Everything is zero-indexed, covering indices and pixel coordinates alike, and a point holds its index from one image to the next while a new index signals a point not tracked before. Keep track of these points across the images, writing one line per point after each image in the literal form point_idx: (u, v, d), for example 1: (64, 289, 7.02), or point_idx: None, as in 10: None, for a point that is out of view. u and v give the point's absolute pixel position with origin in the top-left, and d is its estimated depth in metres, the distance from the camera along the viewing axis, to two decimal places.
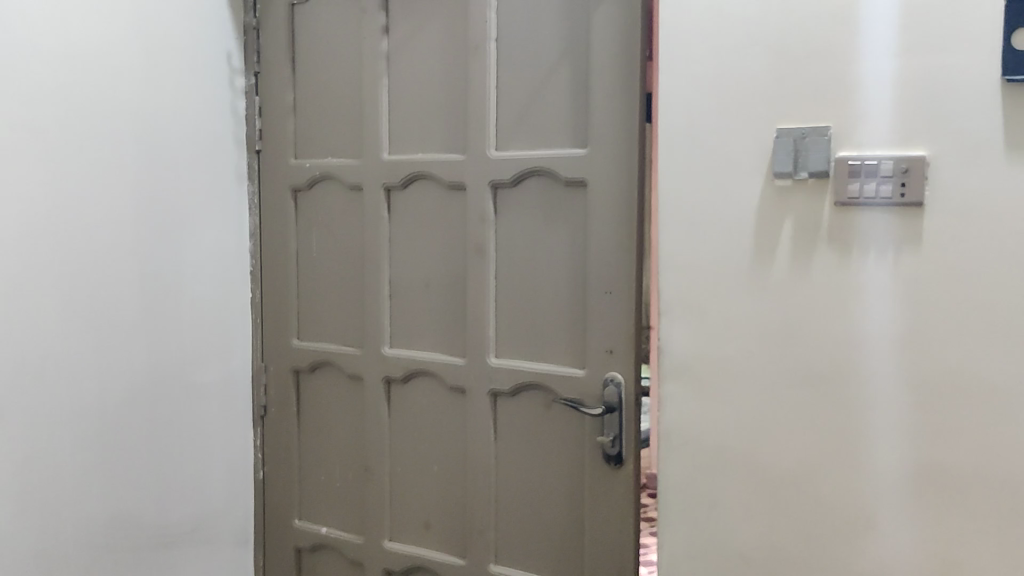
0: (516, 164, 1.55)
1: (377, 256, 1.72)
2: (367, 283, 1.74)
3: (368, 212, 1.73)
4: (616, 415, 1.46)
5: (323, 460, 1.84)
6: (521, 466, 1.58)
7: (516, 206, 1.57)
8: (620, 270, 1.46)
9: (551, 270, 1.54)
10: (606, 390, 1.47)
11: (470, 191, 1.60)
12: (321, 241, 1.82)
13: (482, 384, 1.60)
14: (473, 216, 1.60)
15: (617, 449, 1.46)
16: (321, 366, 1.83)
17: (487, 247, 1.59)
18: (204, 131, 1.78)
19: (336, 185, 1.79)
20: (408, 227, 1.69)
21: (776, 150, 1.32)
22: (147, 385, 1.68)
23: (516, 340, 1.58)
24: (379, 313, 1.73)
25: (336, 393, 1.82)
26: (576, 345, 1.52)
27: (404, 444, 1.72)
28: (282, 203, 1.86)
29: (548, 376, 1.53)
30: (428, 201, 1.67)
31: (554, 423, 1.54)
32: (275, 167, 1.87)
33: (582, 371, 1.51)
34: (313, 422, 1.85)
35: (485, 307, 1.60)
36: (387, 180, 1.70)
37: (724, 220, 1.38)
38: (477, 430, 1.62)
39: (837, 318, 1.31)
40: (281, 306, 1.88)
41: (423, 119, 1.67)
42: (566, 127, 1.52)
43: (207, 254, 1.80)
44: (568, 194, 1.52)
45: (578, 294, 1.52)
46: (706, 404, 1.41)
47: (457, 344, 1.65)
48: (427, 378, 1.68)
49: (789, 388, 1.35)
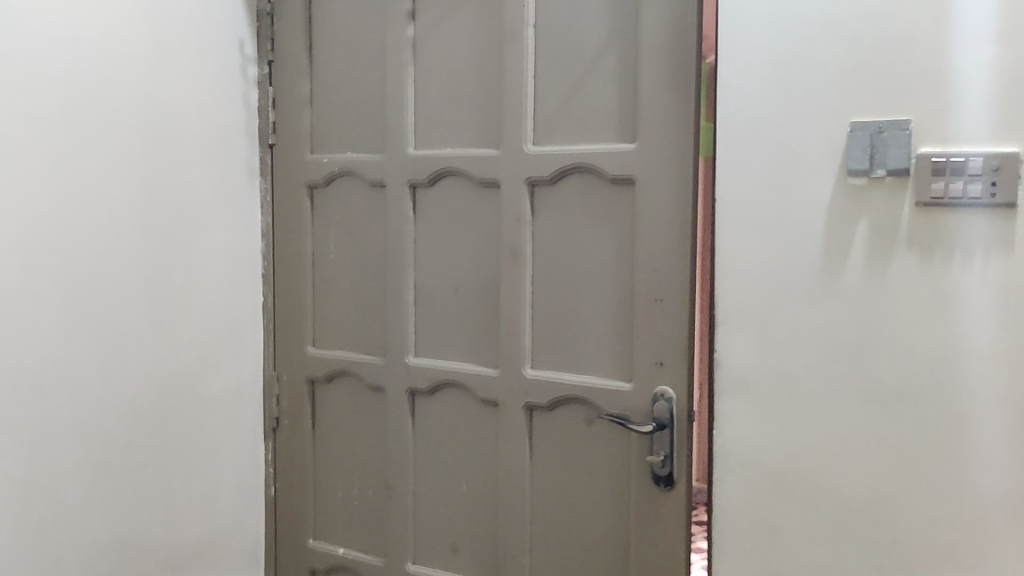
0: (556, 159, 1.43)
1: (402, 258, 1.60)
2: (391, 287, 1.62)
3: (392, 212, 1.61)
4: (667, 432, 1.35)
5: (340, 477, 1.72)
6: (559, 485, 1.47)
7: (556, 206, 1.45)
8: (672, 275, 1.34)
9: (593, 275, 1.42)
10: (655, 406, 1.36)
11: (504, 189, 1.48)
12: (339, 243, 1.70)
13: (516, 397, 1.49)
14: (507, 216, 1.48)
15: (667, 469, 1.35)
16: (338, 375, 1.71)
17: (523, 250, 1.47)
18: (214, 123, 1.66)
19: (357, 182, 1.67)
20: (435, 228, 1.58)
21: (851, 146, 1.21)
22: (154, 398, 1.56)
23: (554, 350, 1.46)
24: (403, 321, 1.61)
25: (354, 406, 1.70)
26: (622, 356, 1.41)
27: (429, 461, 1.60)
28: (297, 200, 1.74)
29: (590, 389, 1.42)
30: (457, 199, 1.55)
31: (597, 440, 1.43)
32: (289, 163, 1.75)
33: (628, 385, 1.39)
34: (330, 436, 1.73)
35: (521, 314, 1.48)
36: (413, 177, 1.58)
37: (790, 222, 1.26)
38: (511, 448, 1.50)
39: (918, 330, 1.20)
40: (296, 311, 1.76)
41: (452, 111, 1.55)
42: (611, 119, 1.40)
43: (217, 255, 1.68)
44: (614, 192, 1.40)
45: (624, 301, 1.40)
46: (767, 423, 1.29)
47: (489, 354, 1.53)
48: (455, 389, 1.57)
49: (861, 405, 1.23)
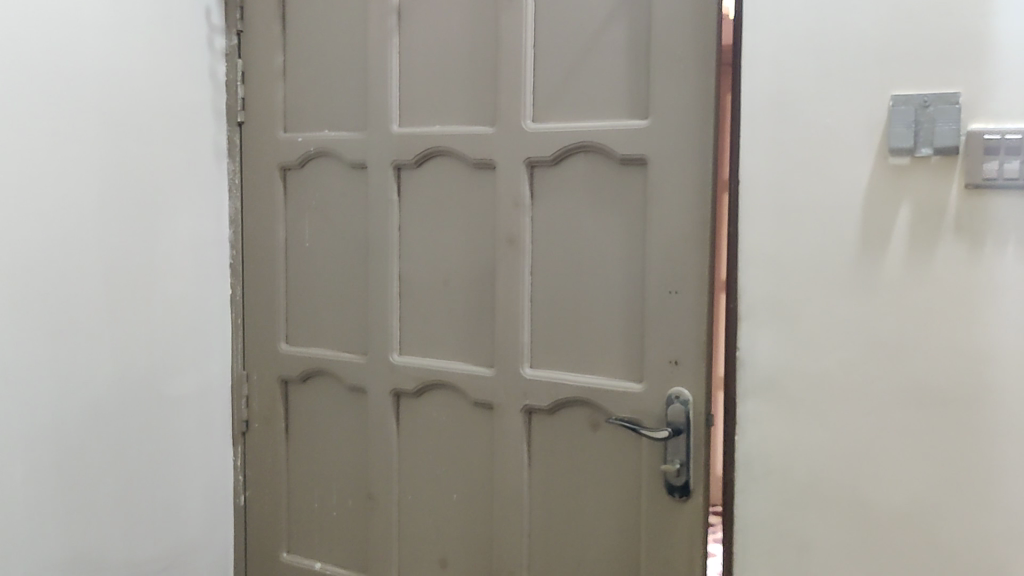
0: (558, 137, 1.30)
1: (386, 247, 1.46)
2: (373, 279, 1.48)
3: (373, 196, 1.47)
4: (683, 437, 1.23)
5: (315, 486, 1.58)
6: (561, 496, 1.34)
7: (557, 188, 1.32)
8: (690, 265, 1.22)
9: (599, 265, 1.29)
10: (670, 409, 1.23)
11: (501, 171, 1.35)
12: (315, 230, 1.55)
13: (514, 399, 1.35)
14: (503, 200, 1.35)
15: (683, 478, 1.23)
16: (314, 375, 1.57)
17: (522, 237, 1.34)
18: (178, 99, 1.51)
19: (336, 163, 1.52)
20: (422, 215, 1.44)
21: (893, 121, 1.09)
22: (113, 400, 1.41)
23: (555, 347, 1.33)
24: (387, 315, 1.47)
25: (332, 409, 1.55)
26: (632, 353, 1.28)
27: (415, 468, 1.47)
28: (268, 183, 1.59)
29: (596, 391, 1.29)
30: (447, 181, 1.41)
31: (603, 446, 1.30)
32: (260, 143, 1.60)
33: (639, 386, 1.26)
34: (303, 441, 1.59)
35: (519, 308, 1.34)
36: (398, 158, 1.44)
37: (823, 207, 1.14)
38: (507, 455, 1.37)
39: (966, 327, 1.08)
40: (266, 305, 1.61)
41: (441, 85, 1.41)
42: (620, 92, 1.27)
43: (182, 243, 1.53)
44: (623, 173, 1.27)
45: (635, 294, 1.27)
46: (796, 428, 1.17)
47: (482, 352, 1.39)
48: (445, 390, 1.43)
49: (902, 409, 1.11)
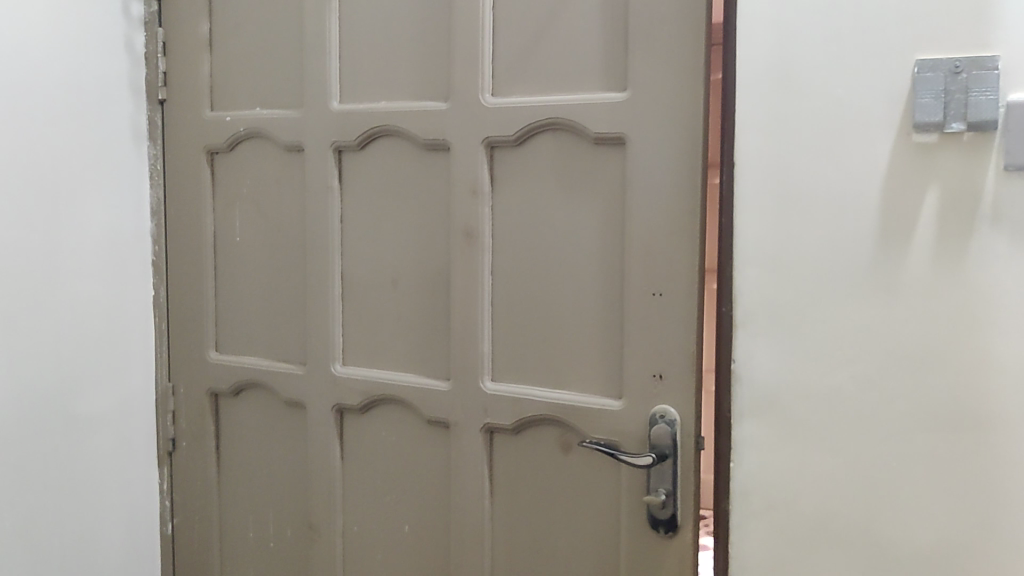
0: (522, 113, 1.12)
1: (325, 242, 1.27)
2: (311, 278, 1.29)
3: (310, 184, 1.28)
4: (670, 463, 1.05)
5: (249, 514, 1.39)
6: (528, 529, 1.16)
7: (521, 174, 1.13)
8: (677, 263, 1.04)
9: (570, 263, 1.11)
10: (654, 430, 1.05)
11: (455, 153, 1.16)
12: (247, 223, 1.36)
13: (473, 417, 1.17)
14: (458, 188, 1.16)
15: (670, 511, 1.05)
16: (248, 387, 1.38)
17: (480, 230, 1.15)
18: (88, 71, 1.31)
19: (268, 146, 1.33)
20: (367, 206, 1.25)
21: (919, 91, 0.91)
22: (11, 422, 1.21)
23: (520, 357, 1.15)
24: (327, 320, 1.28)
25: (268, 426, 1.36)
26: (608, 366, 1.10)
27: (362, 496, 1.28)
28: (194, 169, 1.40)
29: (568, 409, 1.11)
30: (394, 165, 1.23)
31: (576, 473, 1.12)
32: (184, 123, 1.40)
33: (617, 404, 1.08)
34: (236, 463, 1.41)
35: (478, 312, 1.16)
36: (339, 139, 1.25)
37: (834, 193, 0.96)
38: (466, 481, 1.19)
39: (1005, 336, 0.91)
40: (193, 308, 1.42)
41: (387, 55, 1.22)
42: (593, 60, 1.08)
43: (95, 238, 1.33)
44: (598, 155, 1.08)
45: (612, 297, 1.09)
46: (803, 455, 0.99)
47: (436, 363, 1.21)
48: (395, 407, 1.25)
49: (928, 432, 0.94)
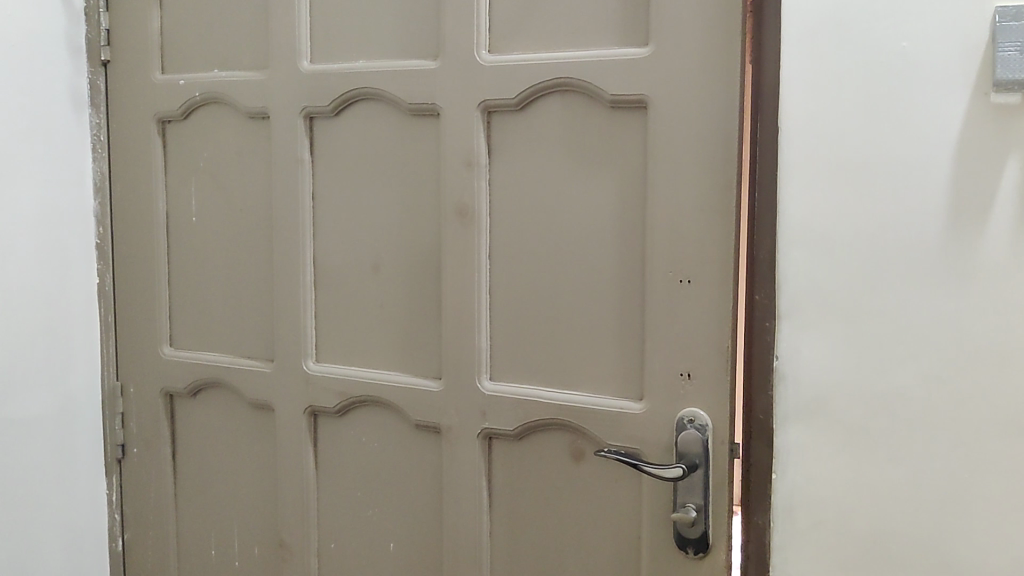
0: (525, 73, 0.97)
1: (295, 223, 1.12)
2: (279, 264, 1.13)
3: (277, 157, 1.12)
4: (700, 474, 0.92)
5: (211, 529, 1.24)
6: (533, 548, 1.02)
7: (523, 143, 0.99)
8: (709, 244, 0.90)
9: (582, 246, 0.97)
10: (682, 436, 0.92)
11: (447, 119, 1.01)
12: (205, 202, 1.20)
13: (469, 421, 1.03)
14: (450, 160, 1.02)
15: (700, 529, 0.92)
16: (208, 387, 1.22)
17: (476, 208, 1.01)
18: (17, 26, 1.14)
19: (228, 113, 1.17)
20: (342, 182, 1.10)
21: (1001, 43, 0.78)
22: None
23: (523, 353, 1.01)
24: (298, 312, 1.12)
25: (231, 431, 1.21)
26: (627, 363, 0.96)
27: (340, 510, 1.13)
28: (143, 140, 1.23)
29: (580, 414, 0.97)
30: (374, 134, 1.07)
31: (590, 485, 0.98)
32: (131, 88, 1.24)
33: (638, 406, 0.95)
34: (196, 472, 1.25)
35: (475, 302, 1.02)
36: (310, 105, 1.10)
37: (897, 163, 0.83)
38: (460, 494, 1.04)
39: None
40: (144, 298, 1.26)
41: (365, 7, 1.07)
42: (609, 11, 0.94)
43: (29, 217, 1.16)
44: (614, 120, 0.94)
45: (631, 284, 0.95)
46: (858, 466, 0.87)
47: (425, 359, 1.06)
48: (377, 409, 1.10)
49: (1006, 440, 0.81)
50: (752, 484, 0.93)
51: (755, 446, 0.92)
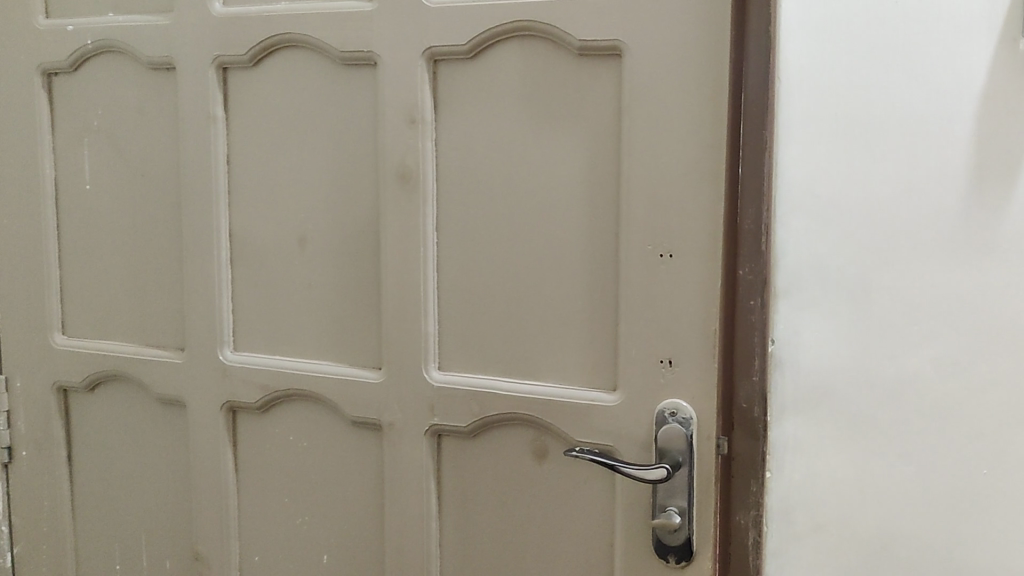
0: (478, 16, 0.84)
1: (207, 191, 0.97)
2: (190, 238, 0.98)
3: (185, 114, 0.97)
4: (685, 473, 0.80)
5: (117, 540, 1.09)
6: (490, 556, 0.90)
7: (476, 97, 0.86)
8: (693, 212, 0.78)
9: (544, 215, 0.84)
10: (664, 431, 0.80)
11: (386, 70, 0.88)
12: (100, 168, 1.04)
13: (415, 416, 0.90)
14: (390, 117, 0.88)
15: (683, 535, 0.80)
16: (108, 380, 1.07)
17: (422, 172, 0.88)
18: None
19: (126, 65, 1.01)
20: (262, 144, 0.95)
21: None
22: None
23: (478, 339, 0.88)
24: (212, 294, 0.98)
25: (135, 430, 1.06)
26: (597, 349, 0.84)
27: (264, 519, 1.00)
28: (25, 95, 1.06)
29: (545, 407, 0.85)
30: (299, 87, 0.93)
31: (554, 487, 0.86)
32: (9, 34, 1.06)
33: (611, 399, 0.83)
34: (97, 476, 1.09)
35: (421, 281, 0.89)
36: (224, 54, 0.95)
37: (914, 121, 0.73)
38: (405, 500, 0.92)
39: None
40: (31, 278, 1.09)
41: None
42: None
43: None
44: (582, 69, 0.81)
45: (602, 259, 0.83)
46: (863, 462, 0.77)
47: (362, 346, 0.93)
48: (305, 404, 0.96)
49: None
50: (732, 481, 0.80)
51: (735, 438, 0.79)
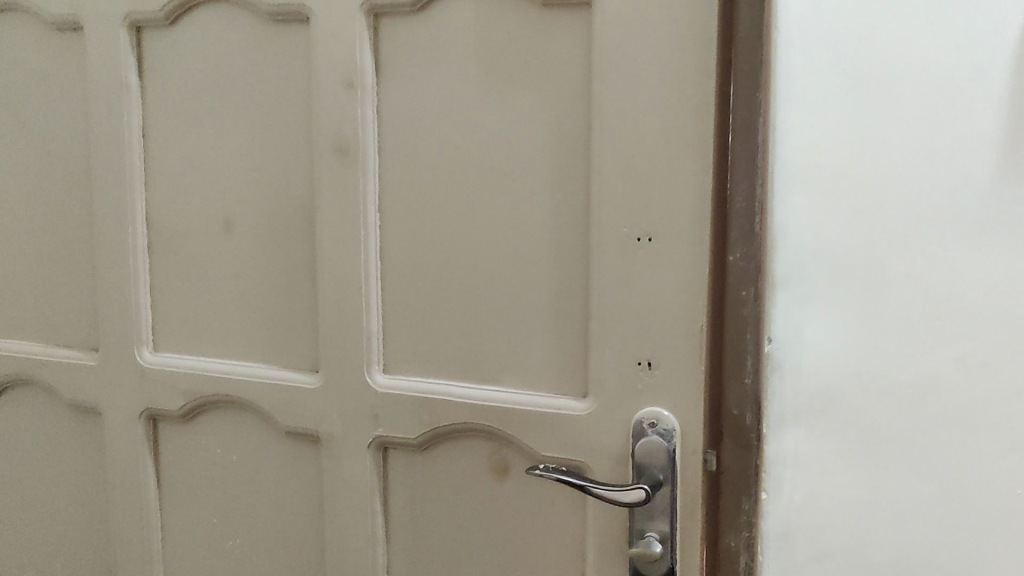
0: None
1: (121, 168, 0.85)
2: (102, 224, 0.86)
3: (94, 81, 0.85)
4: (666, 493, 0.69)
5: (29, 564, 0.97)
6: None
7: (423, 57, 0.74)
8: (677, 189, 0.66)
9: (502, 193, 0.73)
10: (643, 444, 0.69)
11: (320, 27, 0.76)
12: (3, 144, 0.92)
13: (357, 426, 0.78)
14: (325, 81, 0.76)
15: (664, 565, 0.69)
16: (16, 384, 0.94)
17: (361, 145, 0.76)
18: None
19: (29, 25, 0.88)
20: (181, 115, 0.83)
21: None
22: None
23: (428, 338, 0.77)
24: (127, 287, 0.86)
25: (47, 442, 0.93)
26: (564, 349, 0.72)
27: (191, 544, 0.88)
28: None
29: (505, 416, 0.73)
30: (220, 48, 0.80)
31: (516, 507, 0.75)
32: None
33: (581, 407, 0.71)
34: (6, 492, 0.97)
35: (361, 272, 0.77)
36: (136, 11, 0.82)
37: (940, 79, 0.63)
38: (347, 524, 0.80)
39: None
40: None
41: None
42: None
43: None
44: (544, 22, 0.69)
45: (569, 245, 0.71)
46: (876, 480, 0.66)
47: (296, 347, 0.81)
48: (234, 412, 0.84)
49: None
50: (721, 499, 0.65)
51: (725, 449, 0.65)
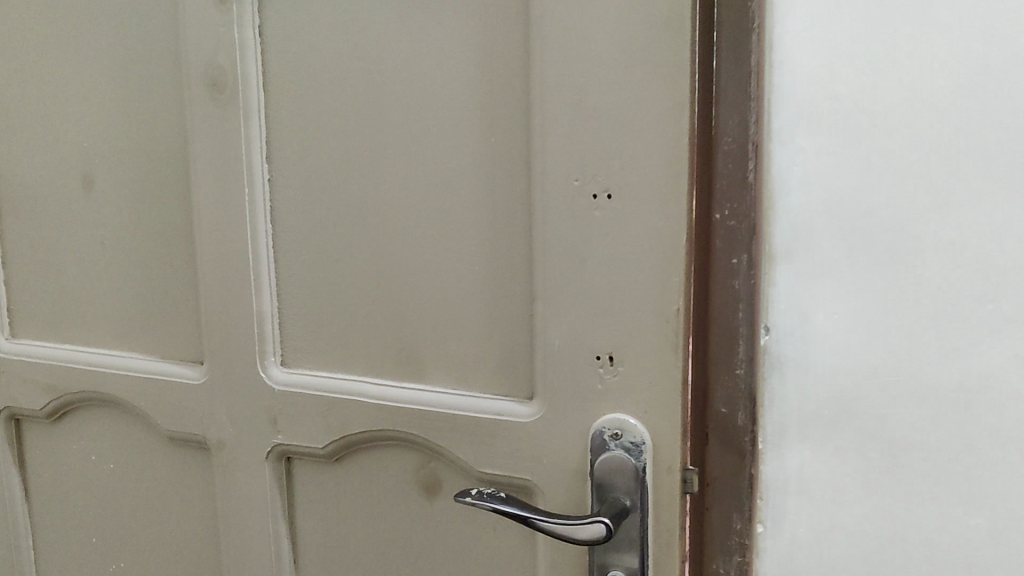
0: None
1: None
2: None
3: None
4: (636, 522, 0.53)
5: None
6: None
7: None
8: (643, 131, 0.49)
9: (417, 138, 0.56)
10: (605, 462, 0.53)
11: None
12: None
13: (250, 432, 0.63)
14: None
15: None
16: None
17: (239, 79, 0.59)
18: None
19: None
20: (25, 45, 0.66)
21: None
22: None
23: (336, 323, 0.61)
24: None
25: None
26: (501, 339, 0.56)
27: (74, 567, 0.73)
28: None
29: (430, 422, 0.58)
30: None
31: (449, 533, 0.60)
32: None
33: (523, 413, 0.55)
34: None
35: (248, 240, 0.61)
36: None
37: None
38: (247, 549, 0.65)
39: None
40: None
41: None
42: None
43: None
44: None
45: (504, 205, 0.54)
46: (909, 516, 0.49)
47: (175, 333, 0.65)
48: (108, 412, 0.69)
49: None
50: (709, 514, 0.53)
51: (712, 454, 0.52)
